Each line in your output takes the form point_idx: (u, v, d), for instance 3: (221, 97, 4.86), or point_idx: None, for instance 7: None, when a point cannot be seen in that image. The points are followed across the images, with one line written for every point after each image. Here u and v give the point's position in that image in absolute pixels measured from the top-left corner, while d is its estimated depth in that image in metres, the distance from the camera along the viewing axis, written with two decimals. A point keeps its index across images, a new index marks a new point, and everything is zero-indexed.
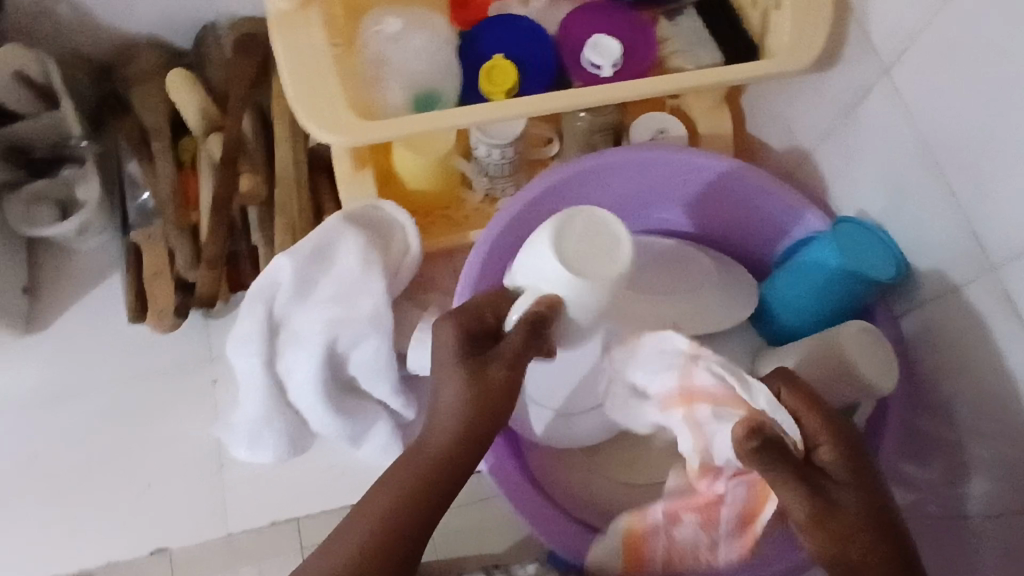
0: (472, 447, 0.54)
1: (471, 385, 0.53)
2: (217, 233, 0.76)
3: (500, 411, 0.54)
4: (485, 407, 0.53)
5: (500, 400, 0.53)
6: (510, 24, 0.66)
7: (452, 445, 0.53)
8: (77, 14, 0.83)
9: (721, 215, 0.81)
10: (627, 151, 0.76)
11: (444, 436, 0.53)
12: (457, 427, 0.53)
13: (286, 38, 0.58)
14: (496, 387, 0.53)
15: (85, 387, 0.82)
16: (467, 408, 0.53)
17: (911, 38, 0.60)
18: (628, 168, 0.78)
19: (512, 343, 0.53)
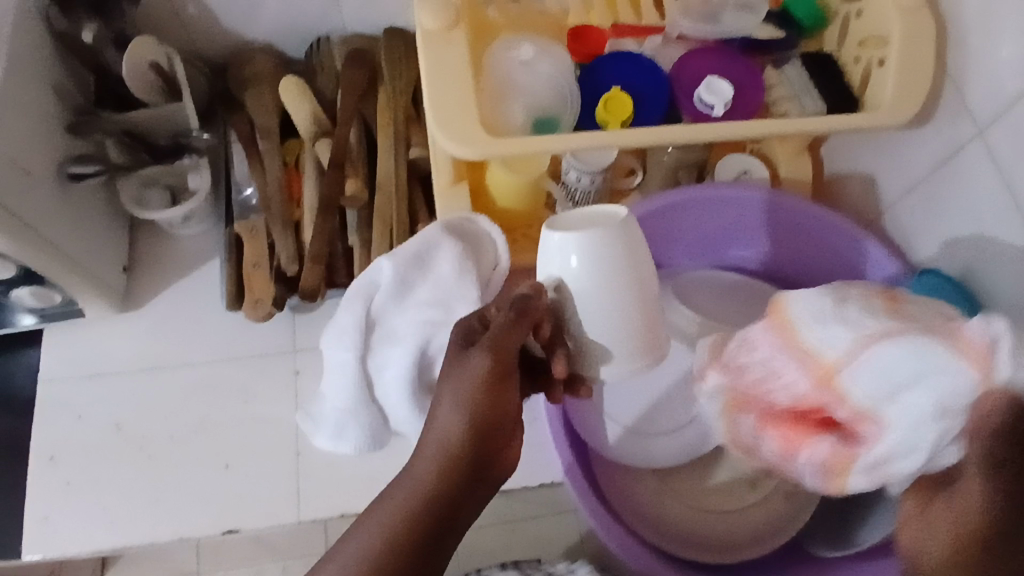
0: (479, 440, 0.54)
1: (464, 389, 0.53)
2: (322, 232, 0.83)
3: (498, 399, 0.54)
4: (476, 410, 0.53)
5: (494, 398, 0.53)
6: (629, 59, 0.74)
7: (454, 443, 0.53)
8: (203, 18, 0.89)
9: (801, 256, 0.84)
10: (704, 191, 0.79)
11: (449, 430, 0.53)
12: (461, 421, 0.53)
13: (432, 54, 0.65)
14: (488, 384, 0.53)
15: (177, 364, 0.87)
16: (471, 400, 0.53)
17: (1006, 102, 0.62)
18: (706, 206, 0.82)
19: (494, 331, 0.53)
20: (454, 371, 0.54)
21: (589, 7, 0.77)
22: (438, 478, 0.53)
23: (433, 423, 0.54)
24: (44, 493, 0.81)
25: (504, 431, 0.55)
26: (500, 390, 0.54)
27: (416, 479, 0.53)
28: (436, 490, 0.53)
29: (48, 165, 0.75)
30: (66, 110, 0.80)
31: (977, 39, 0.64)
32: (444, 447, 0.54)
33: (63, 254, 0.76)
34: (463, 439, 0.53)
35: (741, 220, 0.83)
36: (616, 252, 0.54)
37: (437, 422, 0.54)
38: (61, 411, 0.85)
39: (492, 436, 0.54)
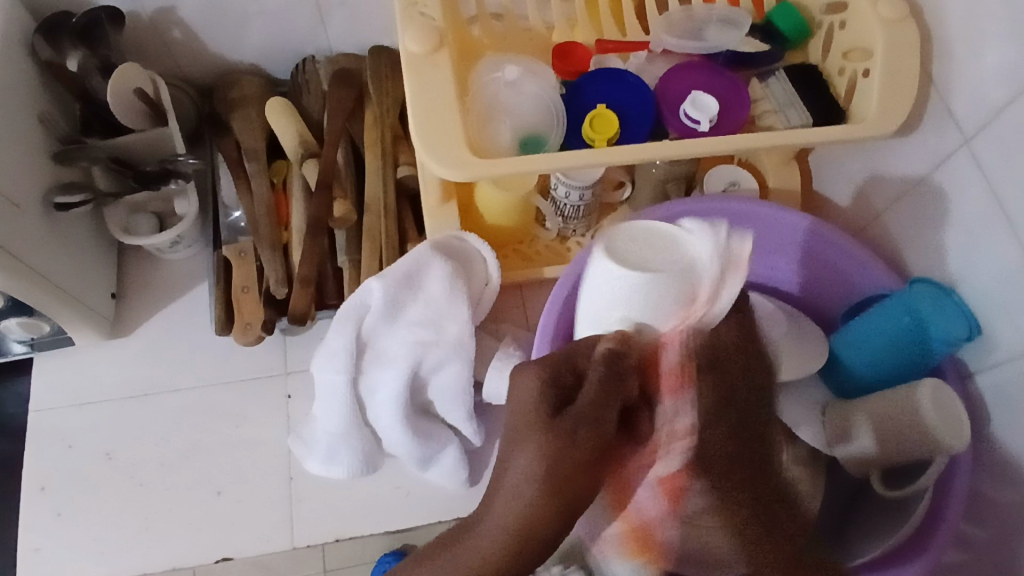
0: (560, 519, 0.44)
1: (549, 446, 0.44)
2: (311, 255, 0.83)
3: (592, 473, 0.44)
4: (561, 470, 0.43)
5: (581, 472, 0.43)
6: (614, 77, 0.73)
7: (528, 513, 0.43)
8: (187, 43, 0.88)
9: (799, 277, 0.84)
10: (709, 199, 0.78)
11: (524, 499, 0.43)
12: (537, 491, 0.43)
13: (417, 76, 0.65)
14: (580, 450, 0.44)
15: (167, 389, 0.86)
16: (551, 463, 0.43)
17: (989, 114, 0.62)
18: (719, 221, 0.80)
19: (590, 395, 0.45)
20: (537, 428, 0.45)
21: (573, 23, 0.77)
22: (506, 551, 0.44)
23: (507, 480, 0.45)
24: (36, 524, 0.80)
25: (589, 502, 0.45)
26: (589, 466, 0.44)
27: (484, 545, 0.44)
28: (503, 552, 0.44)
29: (34, 194, 0.74)
30: (50, 138, 0.79)
31: (962, 49, 0.64)
32: (520, 507, 0.44)
33: (51, 283, 0.75)
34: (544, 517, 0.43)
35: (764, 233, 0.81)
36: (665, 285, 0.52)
37: (513, 471, 0.44)
38: (51, 440, 0.84)
39: (579, 501, 0.44)
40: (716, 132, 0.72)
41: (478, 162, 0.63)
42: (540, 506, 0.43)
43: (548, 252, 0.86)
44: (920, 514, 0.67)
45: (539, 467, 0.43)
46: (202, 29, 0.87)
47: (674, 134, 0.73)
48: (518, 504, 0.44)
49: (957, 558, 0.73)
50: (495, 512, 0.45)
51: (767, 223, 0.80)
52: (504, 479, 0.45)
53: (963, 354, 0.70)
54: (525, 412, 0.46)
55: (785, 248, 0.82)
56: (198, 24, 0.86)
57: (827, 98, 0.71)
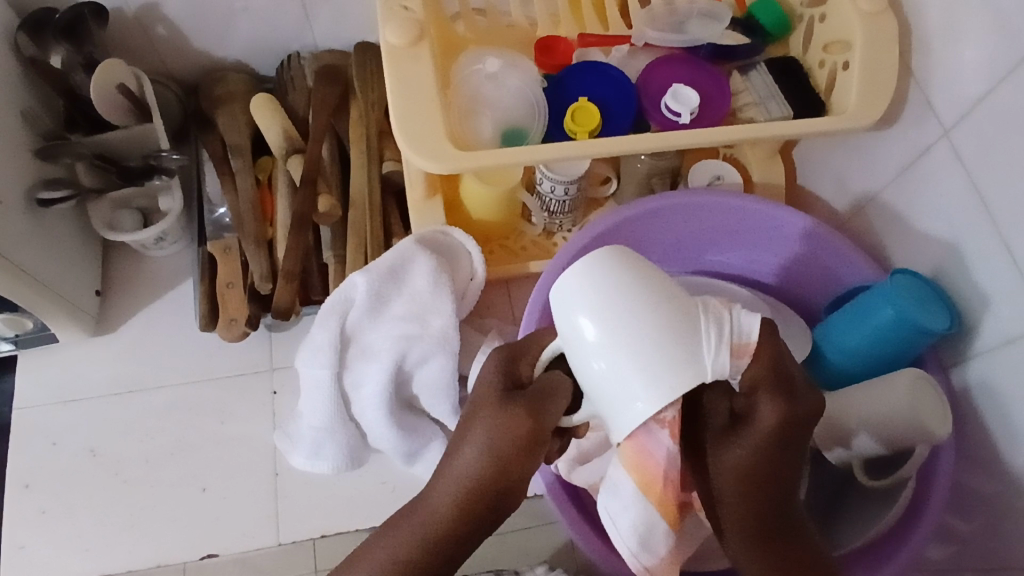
0: (498, 488, 0.46)
1: (492, 423, 0.46)
2: (296, 249, 0.83)
3: (530, 449, 0.45)
4: (499, 466, 0.46)
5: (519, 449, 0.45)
6: (596, 71, 0.74)
7: (474, 481, 0.46)
8: (172, 40, 0.88)
9: (787, 275, 0.84)
10: (684, 198, 0.78)
11: (463, 462, 0.47)
12: (476, 460, 0.46)
13: (399, 68, 0.65)
14: (522, 438, 0.45)
15: (152, 386, 0.86)
16: (487, 434, 0.46)
17: (966, 105, 0.63)
18: (699, 213, 0.80)
19: (491, 370, 0.48)
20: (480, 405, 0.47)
21: (557, 18, 0.78)
22: (454, 512, 0.47)
23: (451, 467, 0.47)
24: (19, 521, 0.80)
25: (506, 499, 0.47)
26: (525, 446, 0.45)
27: (438, 511, 0.47)
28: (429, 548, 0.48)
29: (17, 191, 0.74)
30: (34, 135, 0.79)
31: (940, 40, 0.64)
32: (457, 494, 0.47)
33: (33, 278, 0.75)
34: (484, 488, 0.46)
35: (740, 224, 0.81)
36: (632, 305, 0.42)
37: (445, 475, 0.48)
38: (34, 438, 0.84)
39: (499, 501, 0.47)
40: (697, 124, 0.72)
41: (458, 154, 0.63)
42: (476, 495, 0.46)
43: (534, 247, 0.86)
44: (903, 505, 0.67)
45: (484, 458, 0.46)
46: (186, 26, 0.87)
47: (657, 128, 0.73)
48: (472, 469, 0.46)
49: (945, 548, 0.73)
50: (434, 503, 0.48)
51: (748, 217, 0.80)
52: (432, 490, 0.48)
53: (945, 344, 0.70)
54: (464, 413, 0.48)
55: (767, 241, 0.82)
56: (183, 21, 0.86)
57: (809, 91, 0.72)
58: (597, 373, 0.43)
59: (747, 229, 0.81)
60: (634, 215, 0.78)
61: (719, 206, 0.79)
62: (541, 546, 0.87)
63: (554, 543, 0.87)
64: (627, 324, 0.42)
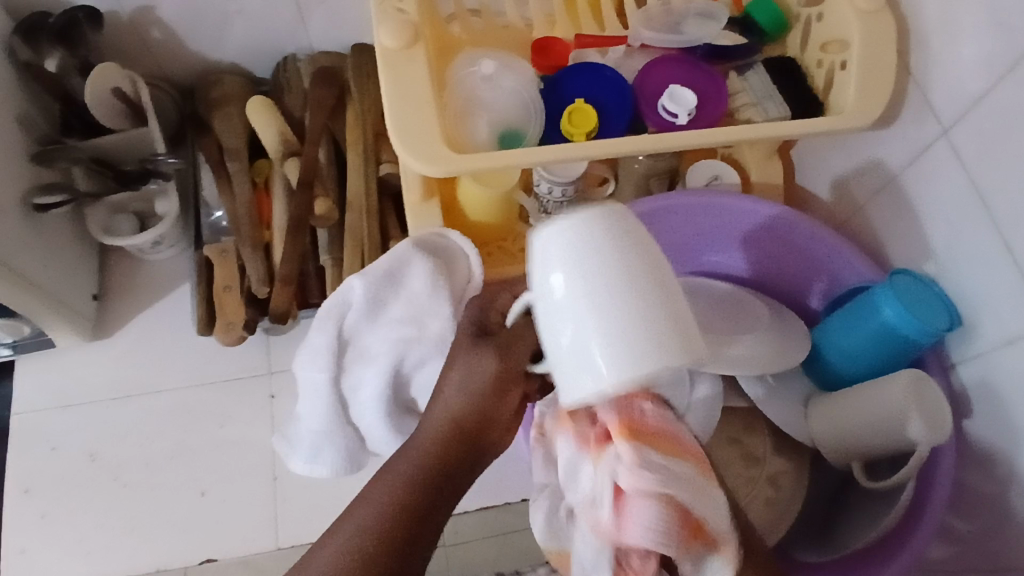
0: (478, 421, 0.50)
1: (468, 359, 0.51)
2: (293, 253, 0.83)
3: (505, 380, 0.50)
4: (479, 398, 0.50)
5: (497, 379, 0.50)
6: (592, 71, 0.74)
7: (457, 416, 0.50)
8: (167, 43, 0.88)
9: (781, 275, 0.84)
10: (678, 200, 0.77)
11: (446, 398, 0.51)
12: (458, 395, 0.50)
13: (395, 71, 0.65)
14: (497, 373, 0.50)
15: (150, 391, 0.86)
16: (466, 369, 0.51)
17: (965, 104, 0.62)
18: (690, 214, 0.80)
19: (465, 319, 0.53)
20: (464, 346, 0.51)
21: (553, 19, 0.77)
22: (438, 449, 0.50)
23: (434, 404, 0.52)
24: (18, 527, 0.80)
25: (486, 435, 0.51)
26: (501, 378, 0.50)
27: (423, 451, 0.50)
28: (408, 499, 0.49)
29: (14, 196, 0.74)
30: (30, 140, 0.79)
31: (938, 39, 0.64)
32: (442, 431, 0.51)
33: (31, 284, 0.75)
34: (466, 421, 0.50)
35: (727, 225, 0.81)
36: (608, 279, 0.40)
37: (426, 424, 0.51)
38: (33, 444, 0.84)
39: (478, 438, 0.51)
40: (694, 125, 0.72)
41: (455, 156, 0.63)
42: (460, 427, 0.50)
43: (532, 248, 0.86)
44: (903, 507, 0.66)
45: (466, 390, 0.50)
46: (182, 30, 0.86)
47: (654, 129, 0.73)
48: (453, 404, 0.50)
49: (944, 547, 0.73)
50: (419, 444, 0.51)
51: (738, 217, 0.80)
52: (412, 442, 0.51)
53: (944, 344, 0.70)
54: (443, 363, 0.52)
55: (757, 243, 0.82)
56: (178, 24, 0.85)
57: (806, 91, 0.71)
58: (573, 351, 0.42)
59: (733, 229, 0.81)
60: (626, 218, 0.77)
61: (708, 207, 0.79)
62: (540, 546, 0.87)
63: None
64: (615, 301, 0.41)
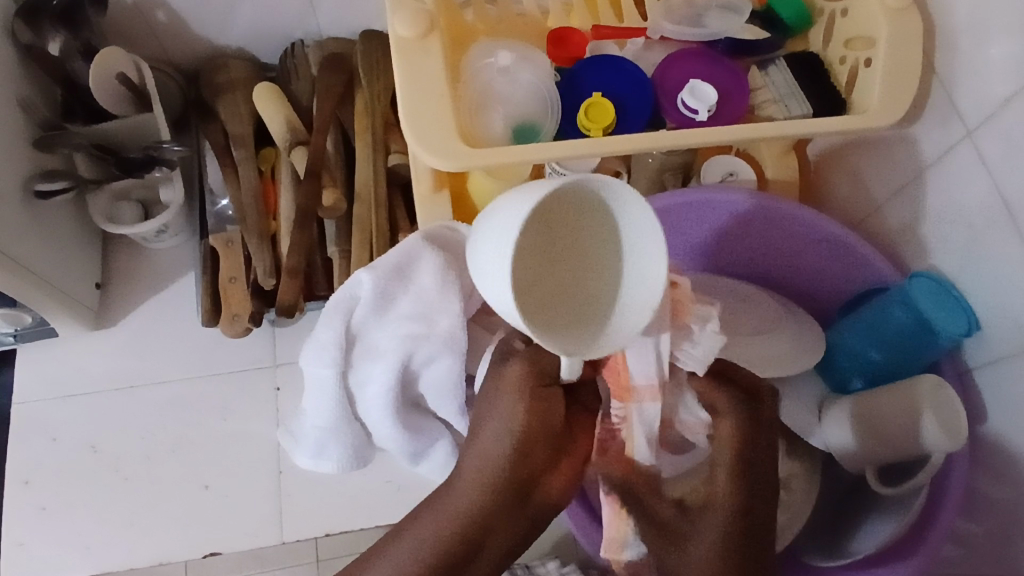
0: (519, 465, 0.48)
1: (519, 409, 0.49)
2: (300, 246, 0.81)
3: (548, 424, 0.49)
4: (522, 441, 0.48)
5: (535, 416, 0.49)
6: (610, 64, 0.72)
7: (497, 460, 0.48)
8: (172, 27, 0.86)
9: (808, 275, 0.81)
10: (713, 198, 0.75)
11: (489, 444, 0.48)
12: (502, 438, 0.48)
13: (409, 61, 0.63)
14: (536, 407, 0.49)
15: (154, 382, 0.85)
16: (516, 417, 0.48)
17: (991, 106, 0.61)
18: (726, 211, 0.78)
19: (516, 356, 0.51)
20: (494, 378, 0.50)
21: (570, 9, 0.75)
22: (479, 490, 0.47)
23: (473, 445, 0.49)
24: (20, 518, 0.80)
25: (528, 464, 0.48)
26: (548, 404, 0.49)
27: (461, 493, 0.48)
28: (452, 534, 0.47)
29: (15, 183, 0.72)
30: (31, 125, 0.77)
31: (966, 38, 0.62)
32: (480, 474, 0.48)
33: (33, 274, 0.73)
34: (505, 463, 0.48)
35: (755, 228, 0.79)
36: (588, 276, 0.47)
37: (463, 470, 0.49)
38: (34, 434, 0.83)
39: (521, 482, 0.48)
40: (714, 122, 0.70)
41: (469, 151, 0.61)
42: (501, 475, 0.48)
43: None
44: (915, 513, 0.66)
45: (511, 431, 0.48)
46: (188, 13, 0.84)
47: (673, 124, 0.72)
48: (497, 443, 0.48)
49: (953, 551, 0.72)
50: (456, 485, 0.49)
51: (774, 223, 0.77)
52: (453, 485, 0.49)
53: (961, 349, 0.69)
54: (478, 413, 0.51)
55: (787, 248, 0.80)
56: (183, 7, 0.83)
57: (830, 88, 0.70)
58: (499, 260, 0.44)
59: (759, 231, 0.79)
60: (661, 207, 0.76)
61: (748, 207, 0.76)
62: (542, 541, 0.86)
63: (553, 537, 0.86)
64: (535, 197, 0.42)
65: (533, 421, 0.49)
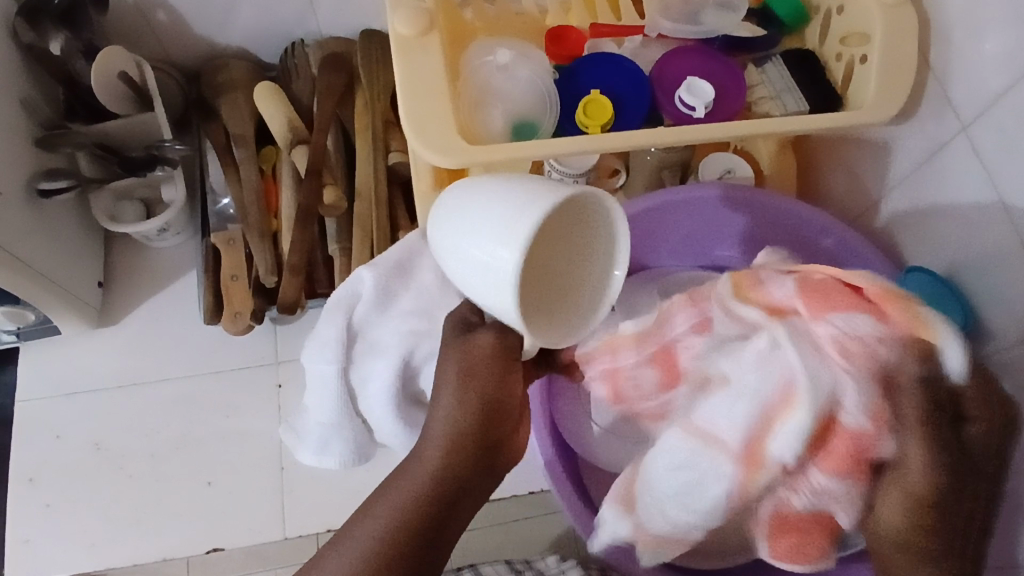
0: (479, 429, 0.51)
1: (473, 374, 0.51)
2: (302, 243, 0.82)
3: (506, 391, 0.52)
4: (480, 407, 0.51)
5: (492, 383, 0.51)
6: (608, 61, 0.73)
7: (458, 426, 0.51)
8: (173, 27, 0.87)
9: None
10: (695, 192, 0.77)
11: (448, 412, 0.51)
12: (460, 406, 0.51)
13: (409, 59, 0.64)
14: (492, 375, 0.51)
15: (157, 379, 0.86)
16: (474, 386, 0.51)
17: (986, 100, 0.61)
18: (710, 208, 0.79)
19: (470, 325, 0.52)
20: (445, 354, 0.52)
21: (568, 7, 0.76)
22: (443, 456, 0.51)
23: (436, 415, 0.52)
24: (25, 515, 0.80)
25: (481, 444, 0.51)
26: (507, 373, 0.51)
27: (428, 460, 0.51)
28: (414, 507, 0.50)
29: (18, 182, 0.73)
30: (34, 124, 0.78)
31: (961, 34, 0.62)
32: (443, 440, 0.51)
33: (37, 272, 0.74)
34: (464, 430, 0.51)
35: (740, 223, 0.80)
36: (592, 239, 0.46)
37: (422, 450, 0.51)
38: (38, 431, 0.83)
39: (483, 444, 0.51)
40: (711, 119, 0.71)
41: (469, 147, 0.62)
42: (462, 440, 0.51)
43: None
44: None
45: (467, 399, 0.51)
46: (189, 13, 0.85)
47: (670, 121, 0.72)
48: (456, 411, 0.51)
49: None
50: (422, 453, 0.51)
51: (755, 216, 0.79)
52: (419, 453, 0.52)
53: None
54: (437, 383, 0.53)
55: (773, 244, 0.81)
56: (184, 7, 0.84)
57: (826, 83, 0.70)
58: (476, 267, 0.42)
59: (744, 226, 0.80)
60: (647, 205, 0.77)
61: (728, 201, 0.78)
62: (544, 536, 0.86)
63: (555, 533, 0.86)
64: (517, 216, 0.40)
65: (486, 401, 0.51)
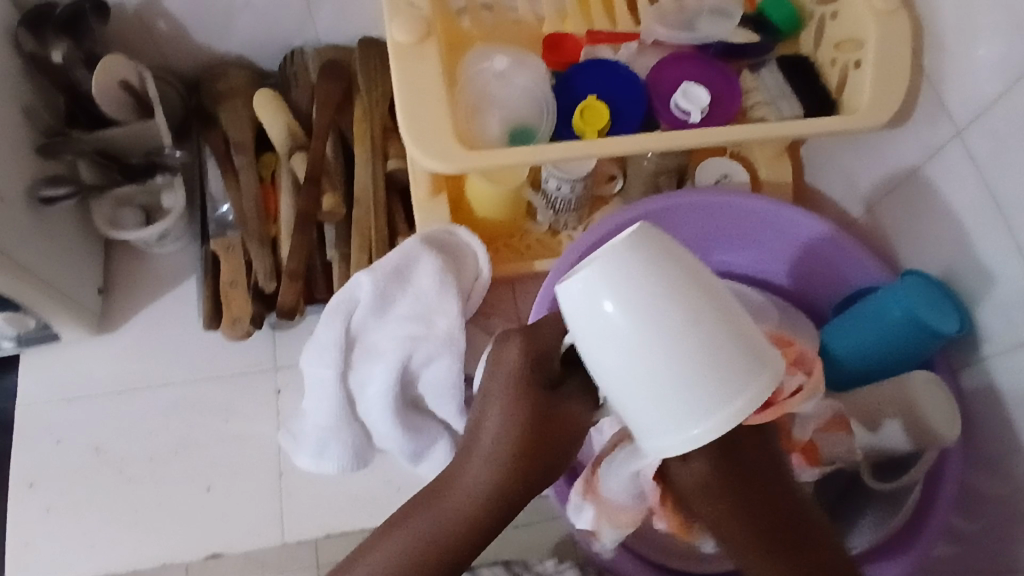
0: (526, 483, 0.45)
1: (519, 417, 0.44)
2: (300, 248, 0.82)
3: (564, 443, 0.45)
4: (528, 453, 0.44)
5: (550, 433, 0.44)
6: (604, 68, 0.73)
7: (502, 474, 0.44)
8: (173, 36, 0.87)
9: (797, 276, 0.82)
10: (698, 197, 0.77)
11: (489, 448, 0.45)
12: (507, 448, 0.44)
13: (406, 66, 0.64)
14: (543, 422, 0.44)
15: (155, 384, 0.86)
16: (522, 432, 0.44)
17: (979, 105, 0.62)
18: (715, 212, 0.79)
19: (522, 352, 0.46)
20: (494, 392, 0.45)
21: (564, 15, 0.77)
22: (482, 503, 0.44)
23: (477, 450, 0.45)
24: (23, 522, 0.80)
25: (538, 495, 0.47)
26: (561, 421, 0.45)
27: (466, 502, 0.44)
28: (458, 539, 0.45)
29: (19, 189, 0.73)
30: (35, 131, 0.78)
31: (955, 39, 0.63)
32: (485, 490, 0.44)
33: (37, 277, 0.75)
34: (509, 481, 0.44)
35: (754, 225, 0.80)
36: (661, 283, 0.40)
37: (454, 498, 0.45)
38: (37, 436, 0.84)
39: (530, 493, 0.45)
40: (707, 124, 0.71)
41: (466, 153, 0.63)
42: (504, 493, 0.44)
43: (540, 245, 0.83)
44: (909, 508, 0.67)
45: (510, 438, 0.44)
46: (188, 22, 0.86)
47: (666, 126, 0.73)
48: (498, 453, 0.44)
49: (949, 548, 0.73)
50: (457, 494, 0.45)
51: (766, 218, 0.78)
52: (451, 488, 0.45)
53: (955, 346, 0.69)
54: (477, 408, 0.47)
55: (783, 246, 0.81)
56: (184, 15, 0.85)
57: (820, 89, 0.71)
58: (596, 324, 0.40)
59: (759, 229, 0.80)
60: (649, 210, 0.77)
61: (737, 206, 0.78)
62: (543, 541, 0.86)
63: (555, 538, 0.86)
64: (686, 337, 0.39)
65: (536, 458, 0.44)
